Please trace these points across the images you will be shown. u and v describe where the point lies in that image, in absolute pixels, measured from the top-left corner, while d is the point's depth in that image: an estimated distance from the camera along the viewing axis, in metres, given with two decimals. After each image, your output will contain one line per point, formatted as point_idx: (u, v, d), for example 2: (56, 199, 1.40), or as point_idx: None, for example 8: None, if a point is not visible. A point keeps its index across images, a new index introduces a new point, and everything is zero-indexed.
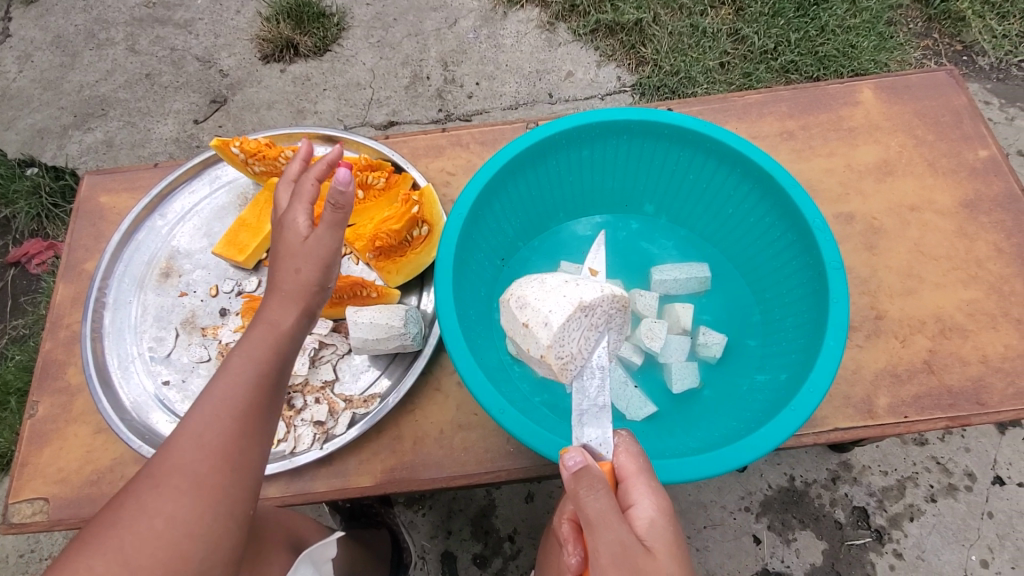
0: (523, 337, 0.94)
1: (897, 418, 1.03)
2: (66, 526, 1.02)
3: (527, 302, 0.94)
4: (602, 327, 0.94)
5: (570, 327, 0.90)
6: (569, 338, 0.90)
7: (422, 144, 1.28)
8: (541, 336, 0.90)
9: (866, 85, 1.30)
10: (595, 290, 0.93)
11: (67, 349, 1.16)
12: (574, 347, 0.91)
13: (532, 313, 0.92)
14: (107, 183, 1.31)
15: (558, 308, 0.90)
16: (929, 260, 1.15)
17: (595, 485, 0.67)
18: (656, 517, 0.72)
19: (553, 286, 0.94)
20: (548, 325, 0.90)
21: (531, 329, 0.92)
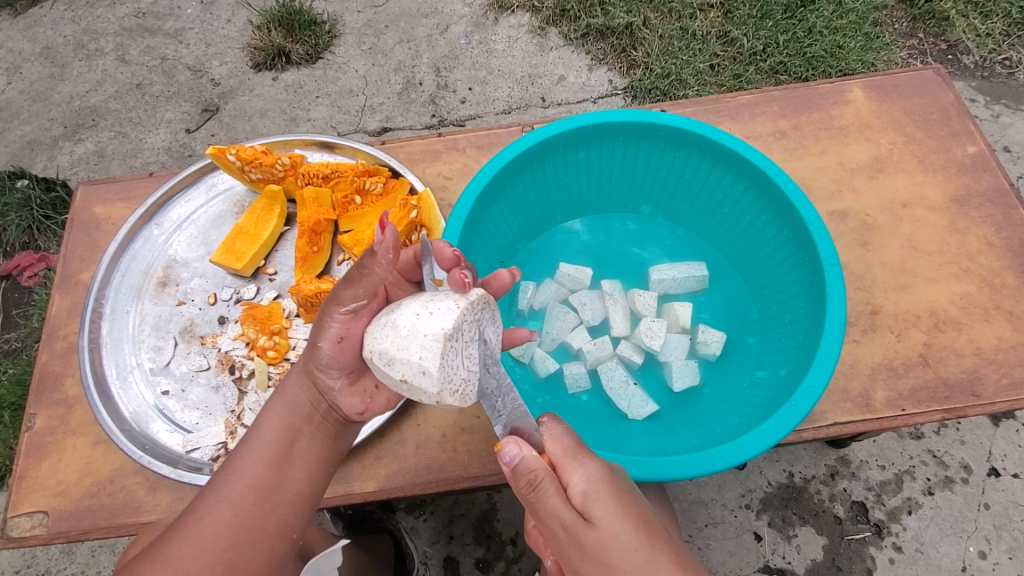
0: (407, 393, 0.75)
1: (894, 412, 1.04)
2: (66, 539, 1.01)
3: (391, 357, 0.74)
4: (479, 335, 0.79)
5: (448, 362, 0.73)
6: (455, 372, 0.74)
7: (418, 149, 1.28)
8: (427, 387, 0.72)
9: (855, 84, 1.32)
10: (451, 310, 0.75)
11: (64, 361, 1.15)
12: (464, 381, 0.75)
13: (402, 367, 0.73)
14: (101, 193, 1.30)
15: (426, 350, 0.72)
16: (922, 255, 1.16)
17: (532, 480, 0.67)
18: (592, 483, 0.68)
19: (407, 325, 0.74)
20: (425, 373, 0.72)
21: (411, 384, 0.73)
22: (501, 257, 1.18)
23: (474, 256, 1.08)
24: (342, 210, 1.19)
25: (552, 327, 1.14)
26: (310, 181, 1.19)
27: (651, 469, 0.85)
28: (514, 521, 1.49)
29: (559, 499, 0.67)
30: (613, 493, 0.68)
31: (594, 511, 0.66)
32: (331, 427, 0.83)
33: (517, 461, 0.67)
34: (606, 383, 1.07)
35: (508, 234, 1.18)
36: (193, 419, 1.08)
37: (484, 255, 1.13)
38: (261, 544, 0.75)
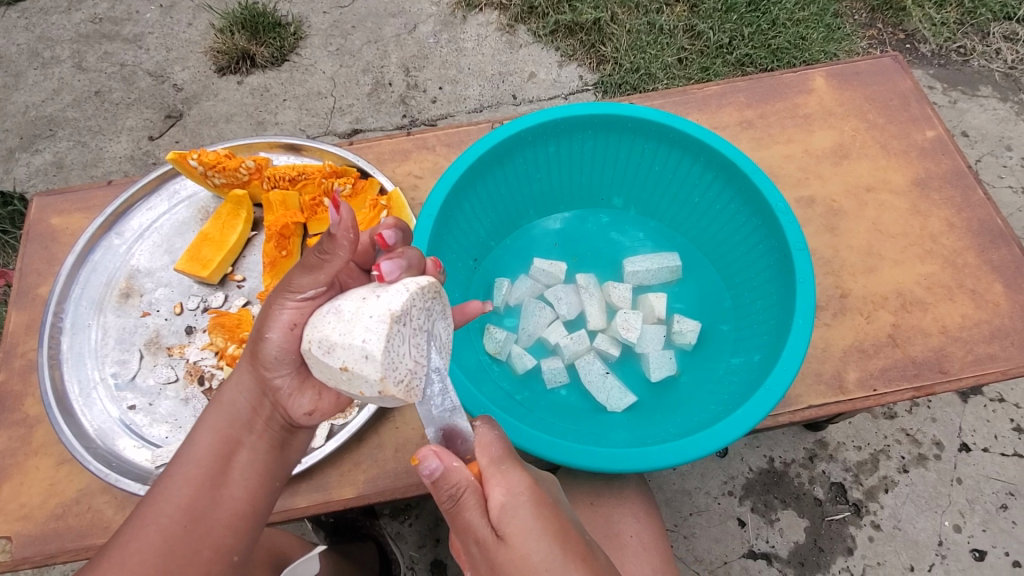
0: (348, 383, 0.71)
1: (867, 392, 1.06)
2: (32, 564, 0.97)
3: (332, 343, 0.71)
4: (427, 325, 0.77)
5: (394, 346, 0.71)
6: (399, 358, 0.71)
7: (387, 148, 1.26)
8: (369, 372, 0.69)
9: (818, 73, 1.35)
10: (400, 293, 0.73)
11: (23, 379, 1.11)
12: (408, 370, 0.72)
13: (344, 351, 0.70)
14: (58, 204, 1.25)
15: (369, 332, 0.70)
16: (888, 238, 1.19)
17: (447, 491, 0.67)
18: (512, 496, 0.67)
19: (350, 311, 0.72)
20: (368, 356, 0.69)
21: (353, 370, 0.70)
22: (474, 254, 1.17)
23: (446, 254, 1.07)
24: (310, 213, 1.17)
25: (529, 323, 1.13)
26: (276, 184, 1.17)
27: (630, 460, 0.85)
28: None
29: (478, 510, 0.67)
30: (533, 508, 0.67)
31: (508, 527, 0.65)
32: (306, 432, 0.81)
33: (439, 474, 0.66)
34: (583, 377, 1.07)
35: (480, 232, 1.17)
36: (161, 433, 1.04)
37: (458, 253, 1.12)
38: (238, 554, 0.73)
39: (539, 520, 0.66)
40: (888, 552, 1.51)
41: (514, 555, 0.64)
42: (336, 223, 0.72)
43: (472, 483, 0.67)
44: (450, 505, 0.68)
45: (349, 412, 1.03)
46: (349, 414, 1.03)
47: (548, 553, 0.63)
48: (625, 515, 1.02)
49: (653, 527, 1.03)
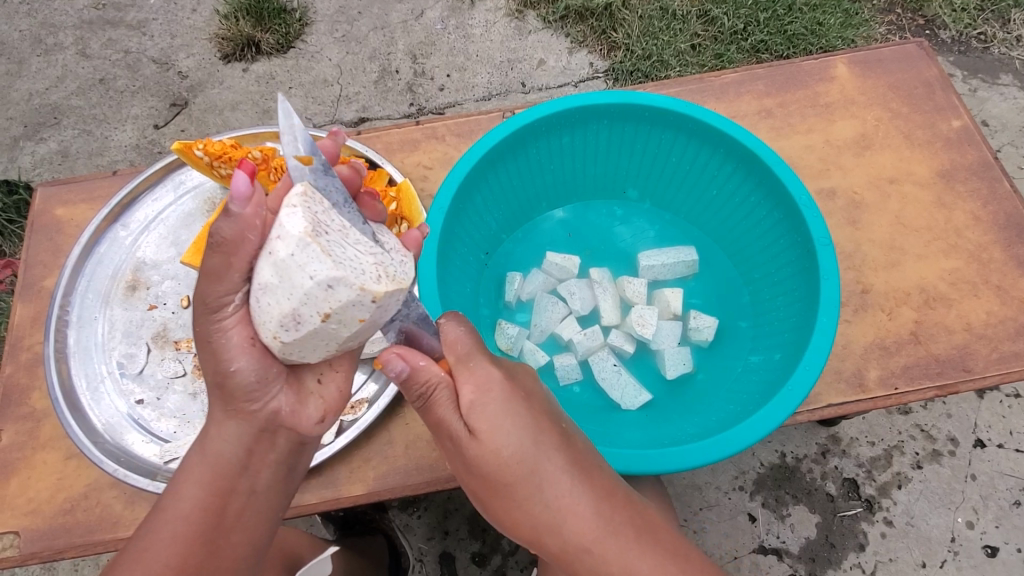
0: (342, 326, 0.69)
1: (888, 390, 1.04)
2: (40, 560, 0.97)
3: (295, 310, 0.67)
4: (345, 217, 0.74)
5: (342, 255, 0.68)
6: (357, 261, 0.68)
7: (396, 138, 1.24)
8: (348, 293, 0.67)
9: (840, 60, 1.30)
10: (293, 213, 0.68)
11: (30, 373, 1.10)
12: (372, 263, 0.70)
13: (310, 304, 0.67)
14: (63, 194, 1.23)
15: (307, 267, 0.66)
16: (911, 232, 1.15)
17: (414, 385, 0.69)
18: (482, 394, 0.69)
19: (275, 275, 0.67)
20: (331, 284, 0.66)
21: (335, 309, 0.67)
22: (486, 248, 1.15)
23: (457, 247, 1.05)
24: None
25: (541, 318, 1.11)
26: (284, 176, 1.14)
27: (648, 462, 0.83)
28: None
29: (451, 410, 0.68)
30: (502, 404, 0.68)
31: (479, 425, 0.67)
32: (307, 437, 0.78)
33: (408, 373, 0.68)
34: (597, 373, 1.05)
35: (492, 224, 1.14)
36: (170, 429, 1.04)
37: (469, 246, 1.10)
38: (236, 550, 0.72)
39: (511, 412, 0.68)
40: (900, 549, 1.49)
41: (486, 452, 0.67)
42: (242, 197, 0.66)
43: (442, 380, 0.68)
44: (421, 398, 0.70)
45: (358, 409, 1.02)
46: (359, 410, 1.02)
47: (518, 446, 0.67)
48: None
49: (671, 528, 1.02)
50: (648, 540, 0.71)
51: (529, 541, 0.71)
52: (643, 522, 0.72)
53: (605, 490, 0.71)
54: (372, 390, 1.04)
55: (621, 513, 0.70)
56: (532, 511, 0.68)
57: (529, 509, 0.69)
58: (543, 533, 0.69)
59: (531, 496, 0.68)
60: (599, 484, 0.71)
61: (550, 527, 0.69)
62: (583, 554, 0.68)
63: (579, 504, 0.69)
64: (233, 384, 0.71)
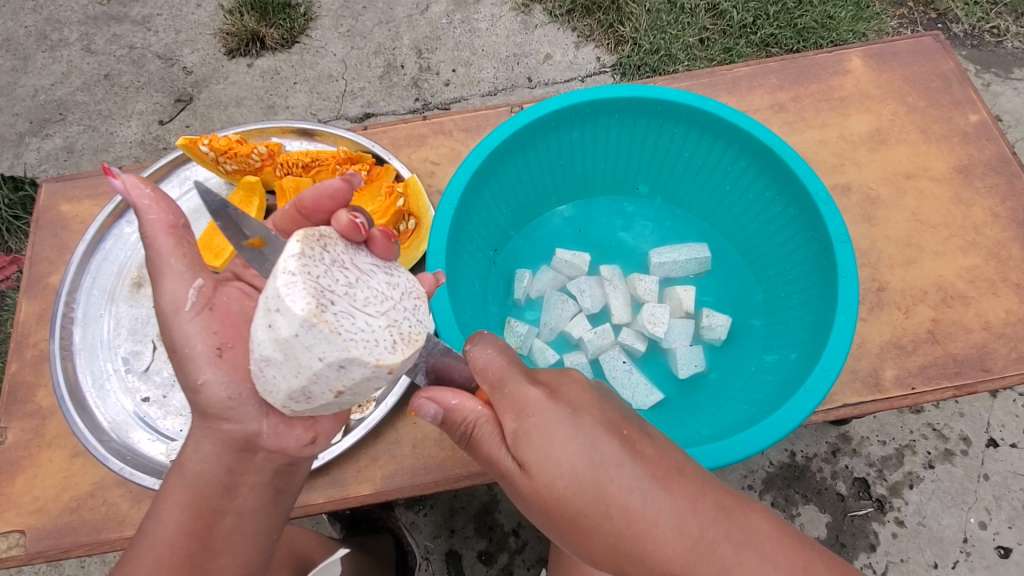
0: (356, 396, 0.70)
1: (905, 390, 1.02)
2: (46, 558, 0.97)
3: (305, 386, 0.67)
4: (348, 275, 0.71)
5: (351, 328, 0.67)
6: (367, 332, 0.67)
7: (403, 133, 1.22)
8: (361, 371, 0.67)
9: (854, 53, 1.27)
10: (294, 288, 0.65)
11: (35, 370, 1.09)
12: (384, 329, 0.69)
13: (322, 383, 0.67)
14: (68, 190, 1.22)
15: (316, 348, 0.65)
16: (928, 229, 1.13)
17: (456, 425, 0.71)
18: (522, 420, 0.68)
19: (280, 352, 0.66)
20: (343, 364, 0.66)
21: (348, 384, 0.67)
22: (494, 245, 1.13)
23: (465, 245, 1.03)
24: None
25: (551, 316, 1.09)
26: (290, 171, 1.13)
27: None
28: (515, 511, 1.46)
29: (497, 444, 0.69)
30: (550, 424, 0.68)
31: (527, 457, 0.67)
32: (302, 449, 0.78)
33: (443, 415, 0.70)
34: (608, 372, 1.04)
35: (500, 221, 1.12)
36: (176, 427, 1.03)
37: (477, 243, 1.08)
38: None
39: (560, 432, 0.67)
40: (911, 549, 1.48)
41: (542, 481, 0.67)
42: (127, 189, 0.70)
43: (481, 414, 0.69)
44: (467, 437, 0.71)
45: (365, 408, 1.00)
46: (366, 410, 1.00)
47: (572, 473, 0.67)
48: None
49: None
50: (747, 548, 0.68)
51: (616, 568, 0.70)
52: (738, 533, 0.69)
53: (686, 500, 0.68)
54: (380, 388, 1.02)
55: (709, 525, 0.67)
56: (614, 536, 0.67)
57: (609, 534, 0.67)
58: (630, 561, 0.68)
59: (604, 522, 0.67)
60: (679, 495, 0.68)
61: (631, 554, 0.67)
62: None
63: (656, 524, 0.66)
64: (236, 384, 0.70)
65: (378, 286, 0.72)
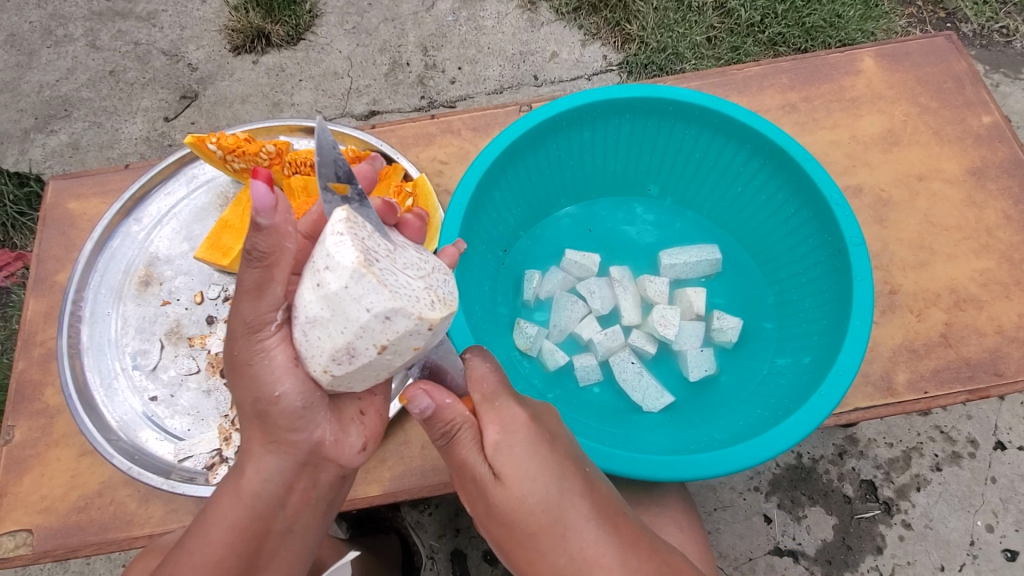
0: (397, 356, 0.68)
1: (916, 394, 1.01)
2: (54, 558, 0.97)
3: (350, 344, 0.66)
4: (388, 242, 0.72)
5: (394, 283, 0.67)
6: (410, 288, 0.68)
7: (411, 132, 1.21)
8: (406, 323, 0.66)
9: (866, 53, 1.26)
10: (343, 244, 0.66)
11: (42, 368, 1.09)
12: (424, 289, 0.69)
13: (366, 336, 0.66)
14: (75, 188, 1.22)
15: (365, 299, 0.65)
16: (941, 231, 1.12)
17: (437, 424, 0.67)
18: (507, 435, 0.68)
19: (329, 309, 0.66)
20: (389, 316, 0.65)
21: (392, 340, 0.67)
22: (503, 244, 1.12)
23: (476, 245, 1.03)
24: None
25: (560, 318, 1.08)
26: (298, 169, 1.12)
27: (675, 468, 0.81)
28: None
29: (475, 451, 0.68)
30: (527, 444, 0.68)
31: (504, 467, 0.67)
32: (353, 457, 0.77)
33: (432, 412, 0.66)
34: (618, 375, 1.03)
35: (510, 221, 1.12)
36: (184, 426, 1.03)
37: (487, 243, 1.07)
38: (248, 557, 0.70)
39: (535, 453, 0.67)
40: (918, 552, 1.47)
41: (509, 497, 0.66)
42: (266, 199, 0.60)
43: (467, 420, 0.67)
44: (445, 438, 0.68)
45: None
46: None
47: (543, 492, 0.66)
48: (666, 522, 0.99)
49: (693, 530, 1.01)
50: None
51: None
52: (670, 572, 0.69)
53: (630, 538, 0.68)
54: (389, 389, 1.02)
55: (648, 561, 0.68)
56: (558, 563, 0.66)
57: (555, 560, 0.67)
58: None
59: (555, 546, 0.67)
60: (625, 533, 0.69)
61: None
62: None
63: (603, 555, 0.66)
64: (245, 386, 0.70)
65: (416, 254, 0.73)
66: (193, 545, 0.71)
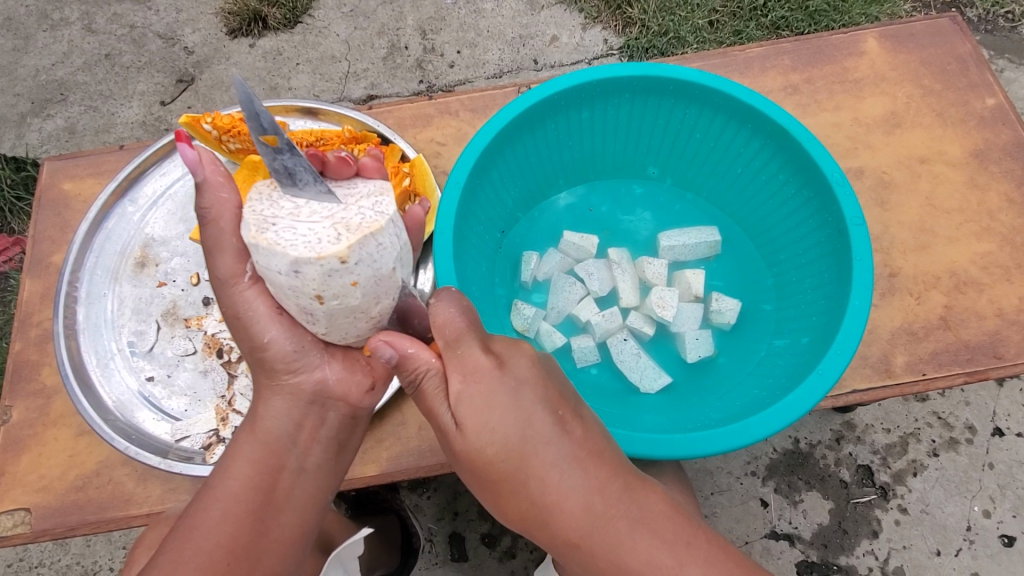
0: (342, 298, 0.71)
1: (915, 376, 1.01)
2: (52, 536, 0.97)
3: (302, 304, 0.71)
4: (297, 196, 0.73)
5: (291, 236, 0.69)
6: (311, 233, 0.69)
7: (408, 113, 1.20)
8: (317, 267, 0.68)
9: (870, 34, 1.24)
10: (245, 227, 0.71)
11: (39, 349, 1.08)
12: (328, 228, 0.70)
13: (300, 292, 0.70)
14: (69, 168, 1.21)
15: (277, 264, 0.69)
16: (942, 214, 1.11)
17: (404, 370, 0.70)
18: (469, 384, 0.67)
19: (271, 286, 0.72)
20: (297, 269, 0.69)
21: (323, 287, 0.69)
22: (501, 226, 1.12)
23: (473, 225, 1.02)
24: None
25: (559, 299, 1.08)
26: None
27: (672, 447, 0.81)
28: None
29: (439, 398, 0.69)
30: (490, 394, 0.67)
31: (467, 417, 0.67)
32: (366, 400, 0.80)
33: (398, 359, 0.69)
34: (616, 357, 1.02)
35: (508, 202, 1.11)
36: (181, 407, 1.03)
37: (484, 224, 1.07)
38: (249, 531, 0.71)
39: (496, 402, 0.67)
40: (914, 536, 1.48)
41: (470, 447, 0.67)
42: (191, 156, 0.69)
43: (432, 367, 0.68)
44: (412, 382, 0.70)
45: None
46: None
47: (503, 440, 0.67)
48: None
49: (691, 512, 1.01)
50: (648, 533, 0.68)
51: (523, 529, 0.72)
52: (640, 514, 0.69)
53: (600, 481, 0.68)
54: None
55: (614, 505, 0.68)
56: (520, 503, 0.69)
57: (519, 500, 0.69)
58: (532, 526, 0.70)
59: (519, 490, 0.68)
60: (596, 477, 0.69)
61: (538, 521, 0.69)
62: (572, 548, 0.69)
63: (567, 498, 0.68)
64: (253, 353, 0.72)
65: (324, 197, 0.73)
66: (191, 521, 0.72)
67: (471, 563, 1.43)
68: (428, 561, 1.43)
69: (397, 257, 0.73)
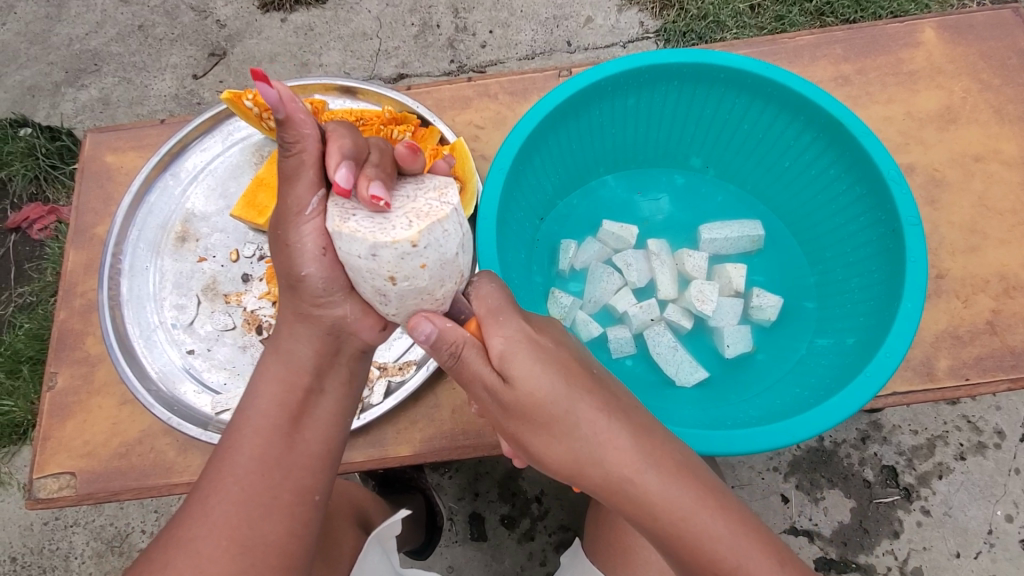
0: (413, 280, 0.69)
1: (957, 381, 0.99)
2: (95, 500, 1.00)
3: (377, 288, 0.70)
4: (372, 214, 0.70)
5: (369, 221, 0.68)
6: (387, 219, 0.68)
7: (447, 95, 1.18)
8: (392, 253, 0.67)
9: (928, 24, 1.19)
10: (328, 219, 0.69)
11: (83, 318, 1.11)
12: (404, 216, 0.69)
13: (394, 267, 0.68)
14: (112, 141, 1.22)
15: (356, 251, 0.67)
16: (994, 215, 1.08)
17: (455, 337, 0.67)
18: (511, 344, 0.67)
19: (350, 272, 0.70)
20: (375, 252, 0.67)
21: (398, 271, 0.68)
22: (540, 213, 1.11)
23: (513, 211, 1.01)
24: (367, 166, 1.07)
25: (595, 289, 1.08)
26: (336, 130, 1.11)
27: (712, 443, 0.81)
28: (539, 479, 1.47)
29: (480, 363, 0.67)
30: (525, 361, 0.67)
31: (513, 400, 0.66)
32: None
33: (435, 337, 0.66)
34: (652, 349, 1.03)
35: (548, 188, 1.10)
36: (221, 380, 1.05)
37: (524, 211, 1.06)
38: (290, 513, 0.71)
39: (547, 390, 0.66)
40: (935, 538, 1.47)
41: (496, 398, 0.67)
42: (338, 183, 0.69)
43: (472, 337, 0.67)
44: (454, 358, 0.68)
45: (406, 370, 1.02)
46: (406, 372, 1.02)
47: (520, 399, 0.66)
48: None
49: None
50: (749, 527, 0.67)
51: None
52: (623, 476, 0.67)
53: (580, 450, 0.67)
54: (420, 353, 1.04)
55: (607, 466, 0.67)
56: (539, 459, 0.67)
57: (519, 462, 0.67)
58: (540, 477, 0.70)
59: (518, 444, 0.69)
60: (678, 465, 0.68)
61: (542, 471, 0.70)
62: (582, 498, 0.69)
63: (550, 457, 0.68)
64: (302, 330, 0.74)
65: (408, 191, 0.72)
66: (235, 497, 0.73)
67: (491, 543, 1.45)
68: (449, 539, 1.46)
69: (460, 244, 0.71)
